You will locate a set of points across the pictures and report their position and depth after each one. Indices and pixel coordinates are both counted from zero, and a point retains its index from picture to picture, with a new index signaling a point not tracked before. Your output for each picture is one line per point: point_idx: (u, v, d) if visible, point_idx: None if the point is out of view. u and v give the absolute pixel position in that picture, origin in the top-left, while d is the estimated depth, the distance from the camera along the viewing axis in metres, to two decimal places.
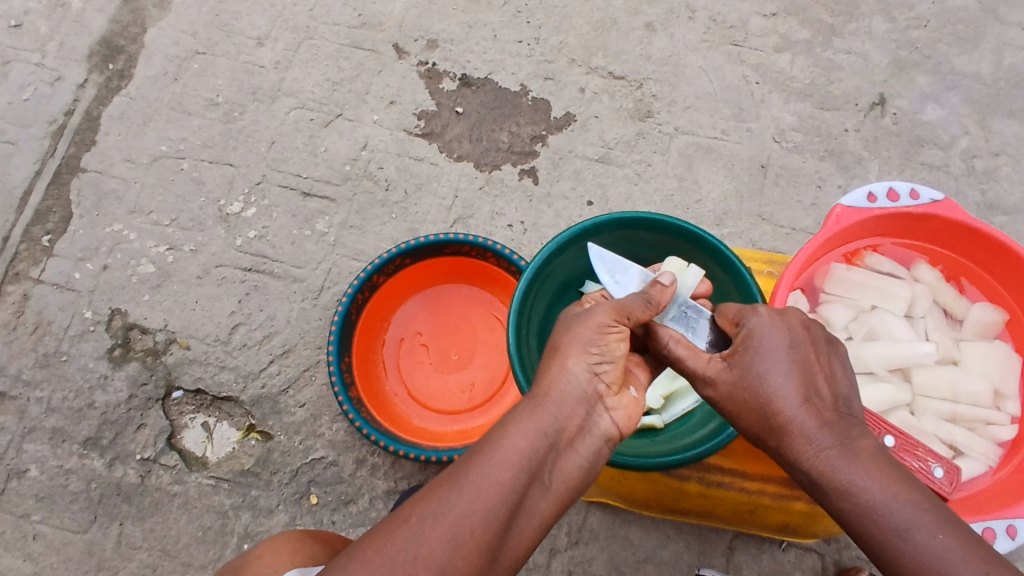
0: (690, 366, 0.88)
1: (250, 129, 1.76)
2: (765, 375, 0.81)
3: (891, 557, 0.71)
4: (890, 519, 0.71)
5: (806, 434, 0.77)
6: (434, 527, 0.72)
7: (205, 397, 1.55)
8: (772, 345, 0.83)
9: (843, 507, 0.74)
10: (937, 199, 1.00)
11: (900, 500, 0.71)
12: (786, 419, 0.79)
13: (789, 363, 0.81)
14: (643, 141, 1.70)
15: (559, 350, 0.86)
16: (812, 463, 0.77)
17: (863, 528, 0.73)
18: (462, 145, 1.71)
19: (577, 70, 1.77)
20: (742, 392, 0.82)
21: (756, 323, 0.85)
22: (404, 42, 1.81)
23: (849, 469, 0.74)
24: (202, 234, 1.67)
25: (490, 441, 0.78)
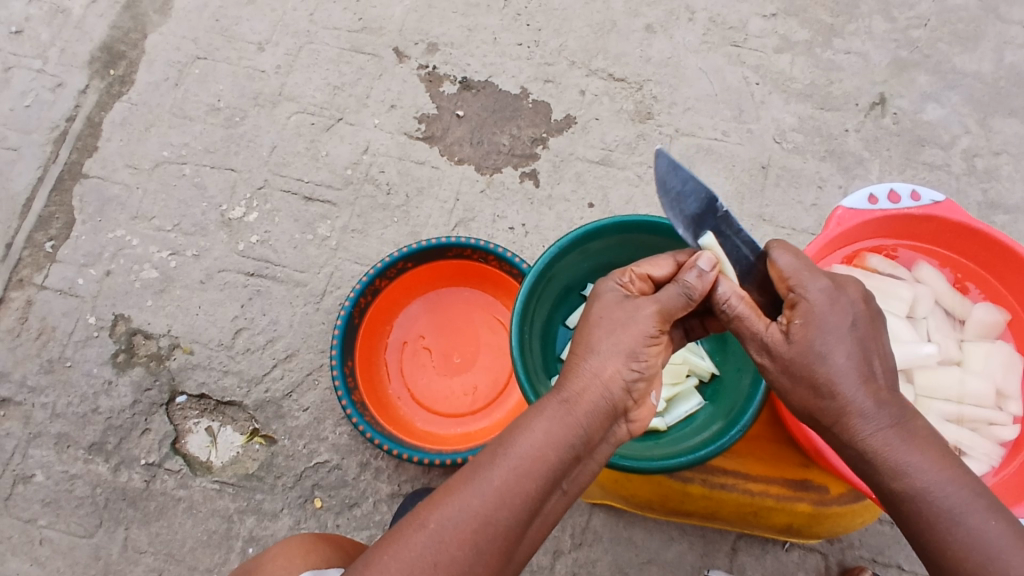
0: (747, 330, 0.84)
1: (251, 134, 1.77)
2: (827, 355, 0.79)
3: (940, 539, 0.73)
4: (945, 501, 0.73)
5: (864, 417, 0.77)
6: (456, 533, 0.74)
7: (209, 401, 1.55)
8: (835, 320, 0.80)
9: (896, 489, 0.75)
10: (939, 200, 1.01)
11: (955, 483, 0.74)
12: (844, 402, 0.78)
13: (851, 344, 0.79)
14: (644, 143, 1.71)
15: (598, 354, 0.83)
16: (869, 443, 0.77)
17: (913, 509, 0.75)
18: (463, 148, 1.71)
19: (577, 73, 1.78)
20: (802, 370, 0.80)
21: (816, 300, 0.81)
22: (404, 46, 1.82)
23: (901, 451, 0.76)
24: (204, 239, 1.68)
25: (514, 445, 0.79)
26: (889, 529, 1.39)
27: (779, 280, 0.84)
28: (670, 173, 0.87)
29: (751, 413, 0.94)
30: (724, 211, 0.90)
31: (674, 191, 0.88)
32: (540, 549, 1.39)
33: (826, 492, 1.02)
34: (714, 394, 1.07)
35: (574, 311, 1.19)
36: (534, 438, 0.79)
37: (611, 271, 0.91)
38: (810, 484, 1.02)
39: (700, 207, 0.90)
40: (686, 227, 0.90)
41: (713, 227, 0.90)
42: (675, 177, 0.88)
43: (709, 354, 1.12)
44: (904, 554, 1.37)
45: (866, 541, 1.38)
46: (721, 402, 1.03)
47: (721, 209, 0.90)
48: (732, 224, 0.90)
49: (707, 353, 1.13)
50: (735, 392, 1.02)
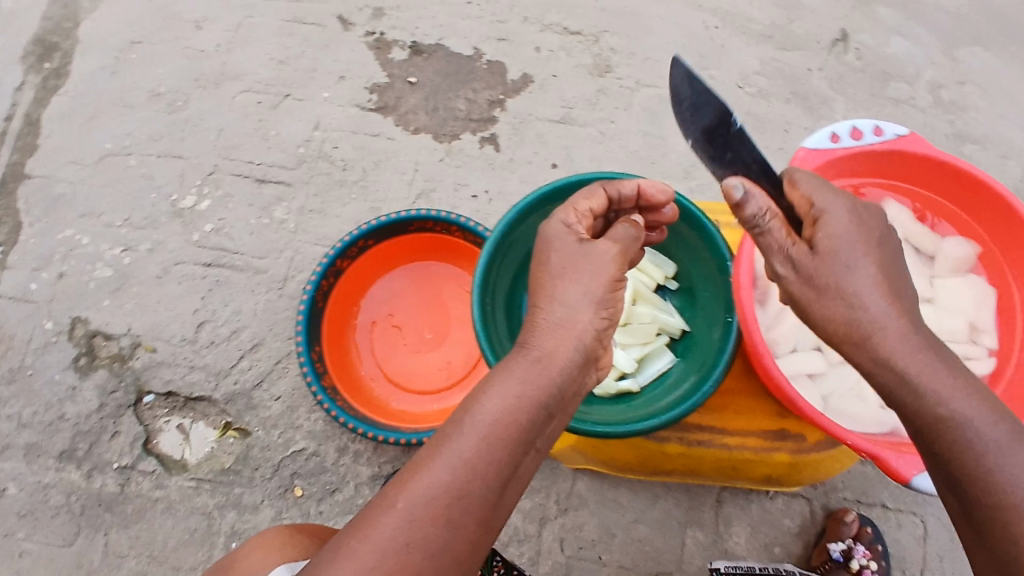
0: (771, 241, 0.80)
1: (196, 118, 1.68)
2: (854, 269, 0.75)
3: (982, 472, 0.67)
4: (986, 433, 0.68)
5: (902, 337, 0.73)
6: (428, 511, 0.71)
7: (178, 398, 1.51)
8: (860, 237, 0.77)
9: (940, 416, 0.70)
10: (902, 134, 0.97)
11: (994, 417, 0.69)
12: (875, 316, 0.74)
13: (877, 260, 0.77)
14: (605, 98, 1.65)
15: (566, 305, 0.82)
16: (910, 364, 0.72)
17: (956, 439, 0.69)
18: (418, 117, 1.65)
19: (531, 29, 1.70)
20: (827, 282, 0.76)
21: (842, 214, 0.79)
22: (349, 13, 1.73)
23: (937, 379, 0.71)
24: (158, 232, 1.61)
25: (481, 412, 0.76)
26: (872, 469, 1.41)
27: (800, 201, 0.81)
28: (682, 82, 0.89)
29: (723, 368, 0.92)
30: (738, 127, 0.86)
31: (686, 103, 0.90)
32: (526, 518, 1.39)
33: (804, 440, 1.00)
34: (686, 350, 1.04)
35: None
36: (497, 401, 0.77)
37: (556, 211, 0.91)
38: (787, 434, 1.01)
39: (714, 120, 0.88)
40: (696, 139, 0.88)
41: (726, 143, 0.87)
42: (687, 86, 0.89)
43: (678, 310, 1.09)
44: (887, 492, 1.39)
45: (849, 483, 1.40)
46: (694, 358, 1.01)
47: (735, 124, 0.87)
48: (746, 142, 0.86)
49: (676, 309, 1.09)
50: (706, 346, 1.00)
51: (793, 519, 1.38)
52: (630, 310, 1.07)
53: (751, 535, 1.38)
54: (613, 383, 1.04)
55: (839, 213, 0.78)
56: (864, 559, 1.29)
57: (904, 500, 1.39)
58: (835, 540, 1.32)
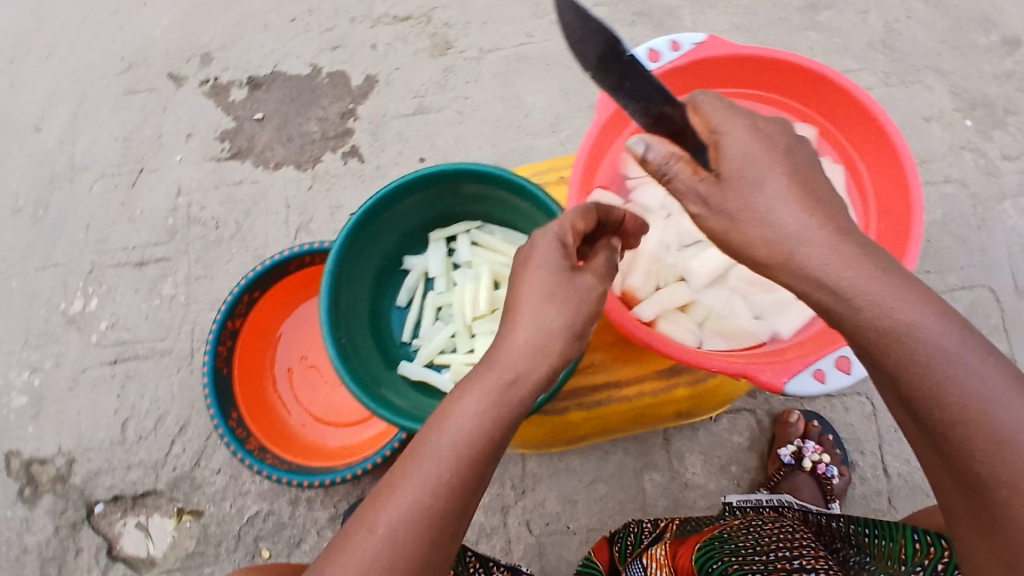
0: (680, 185, 0.74)
1: (61, 221, 1.64)
2: (763, 184, 0.71)
3: (933, 384, 0.59)
4: (935, 340, 0.60)
5: (831, 246, 0.67)
6: (407, 532, 0.62)
7: (126, 500, 1.50)
8: (765, 151, 0.73)
9: (879, 326, 0.63)
10: (700, 41, 0.92)
11: (945, 321, 0.61)
12: (798, 227, 0.68)
13: (786, 170, 0.72)
14: (452, 76, 1.60)
15: (543, 329, 0.72)
16: (840, 276, 0.65)
17: (898, 350, 0.61)
18: (275, 152, 1.60)
19: (361, 28, 1.64)
20: (737, 206, 0.72)
21: (740, 131, 0.74)
22: (178, 68, 1.67)
23: (877, 287, 0.63)
24: (58, 344, 1.58)
25: (452, 425, 0.66)
26: None
27: (702, 127, 0.76)
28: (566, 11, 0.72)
29: None
30: (630, 56, 0.71)
31: (576, 33, 0.73)
32: (488, 512, 1.39)
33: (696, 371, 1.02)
34: None
35: (401, 288, 1.12)
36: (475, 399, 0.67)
37: (552, 225, 0.77)
38: (679, 369, 1.02)
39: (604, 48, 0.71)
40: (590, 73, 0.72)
41: (622, 72, 0.72)
42: (572, 15, 0.72)
43: None
44: None
45: None
46: None
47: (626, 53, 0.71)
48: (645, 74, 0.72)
49: None
50: None
51: (743, 435, 1.39)
52: (494, 295, 1.06)
53: (706, 462, 1.38)
54: None
55: (737, 130, 0.73)
56: (815, 454, 1.31)
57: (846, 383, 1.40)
58: (784, 445, 1.34)
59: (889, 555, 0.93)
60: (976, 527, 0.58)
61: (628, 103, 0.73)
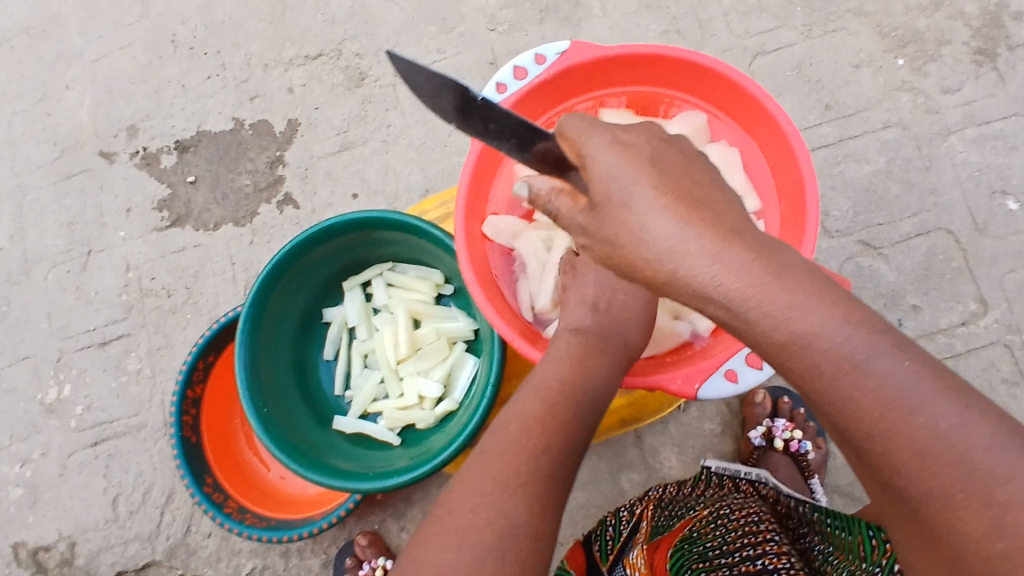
0: (568, 220, 0.71)
1: (23, 314, 1.67)
2: (631, 203, 0.63)
3: (845, 396, 0.55)
4: (842, 348, 0.55)
5: (717, 256, 0.58)
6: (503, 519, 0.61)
7: (129, 573, 1.54)
8: (629, 164, 0.65)
9: (780, 340, 0.57)
10: (564, 50, 0.92)
11: (850, 322, 0.55)
12: (674, 241, 0.60)
13: (654, 179, 0.63)
14: (371, 106, 1.59)
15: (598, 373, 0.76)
16: (729, 291, 0.58)
17: (806, 363, 0.56)
18: (212, 212, 1.61)
19: (276, 74, 1.64)
20: (615, 232, 0.64)
21: (604, 149, 0.66)
22: (108, 144, 1.69)
23: (771, 296, 0.57)
24: (42, 434, 1.62)
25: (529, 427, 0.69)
26: None
27: (572, 152, 0.69)
28: (406, 69, 0.69)
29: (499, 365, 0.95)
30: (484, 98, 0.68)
31: (425, 91, 0.70)
32: None
33: None
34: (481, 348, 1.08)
35: (325, 342, 1.14)
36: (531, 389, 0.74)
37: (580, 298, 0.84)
38: None
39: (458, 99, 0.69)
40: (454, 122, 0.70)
41: (483, 116, 0.70)
42: (415, 73, 0.69)
43: (461, 313, 1.11)
44: None
45: None
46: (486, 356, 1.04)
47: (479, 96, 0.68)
48: (502, 112, 0.70)
49: (459, 313, 1.11)
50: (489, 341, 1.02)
51: (713, 421, 1.37)
52: (416, 336, 1.10)
53: (680, 455, 1.36)
54: (433, 410, 1.07)
55: (599, 150, 0.65)
56: (785, 432, 1.32)
57: None
58: (754, 427, 1.33)
59: (848, 548, 0.85)
60: (912, 525, 0.57)
61: (501, 145, 0.72)
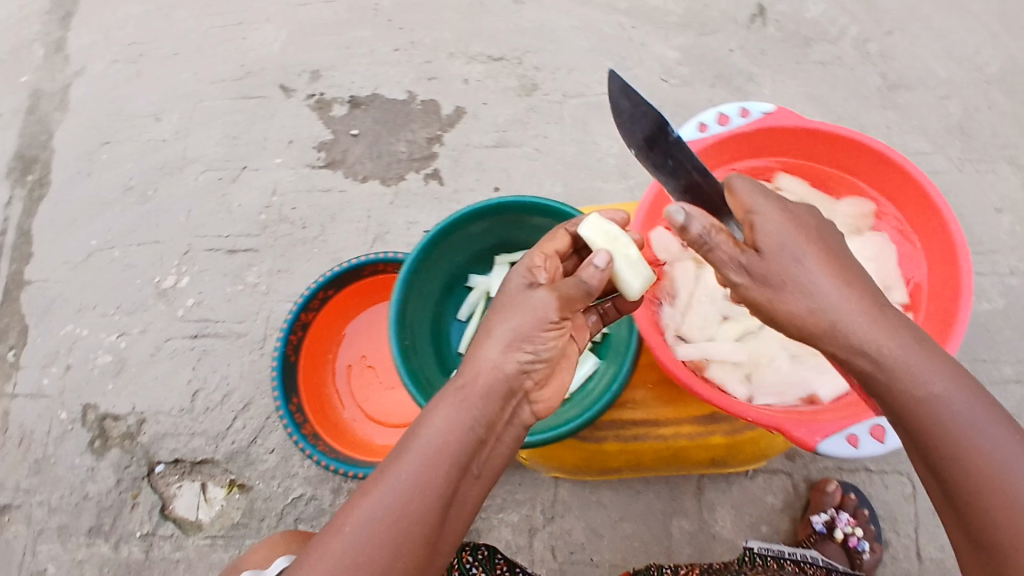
0: (721, 255, 0.77)
1: (165, 204, 1.81)
2: (802, 260, 0.75)
3: (960, 450, 0.66)
4: (964, 410, 0.66)
5: (871, 321, 0.71)
6: (371, 532, 0.75)
7: (185, 464, 1.63)
8: (796, 229, 0.77)
9: (916, 395, 0.68)
10: (768, 112, 1.01)
11: (972, 391, 0.67)
12: (835, 301, 0.72)
13: (819, 247, 0.77)
14: (535, 115, 1.71)
15: (496, 339, 0.87)
16: (882, 347, 0.70)
17: (928, 419, 0.67)
18: (364, 166, 1.74)
19: (457, 63, 1.78)
20: (782, 279, 0.75)
21: (770, 209, 0.79)
22: (289, 80, 1.84)
23: (914, 357, 0.69)
24: (147, 314, 1.74)
25: (421, 434, 0.81)
26: None
27: (738, 207, 0.80)
28: (620, 95, 0.89)
29: (628, 366, 0.98)
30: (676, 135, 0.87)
31: (626, 113, 0.91)
32: (515, 531, 1.46)
33: (736, 421, 1.05)
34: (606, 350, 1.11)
35: (462, 303, 1.23)
36: (445, 422, 0.81)
37: (523, 258, 0.96)
38: (718, 417, 1.05)
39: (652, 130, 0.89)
40: (638, 148, 0.91)
41: (667, 150, 0.88)
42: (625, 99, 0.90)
43: None
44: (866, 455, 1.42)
45: None
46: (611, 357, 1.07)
47: (673, 132, 0.87)
48: (685, 150, 0.87)
49: None
50: (620, 344, 1.06)
51: (776, 495, 1.42)
52: None
53: (735, 517, 1.41)
54: None
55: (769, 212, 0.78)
56: (848, 526, 1.33)
57: (884, 461, 1.42)
58: (818, 512, 1.37)
59: None
60: None
61: (668, 179, 0.89)
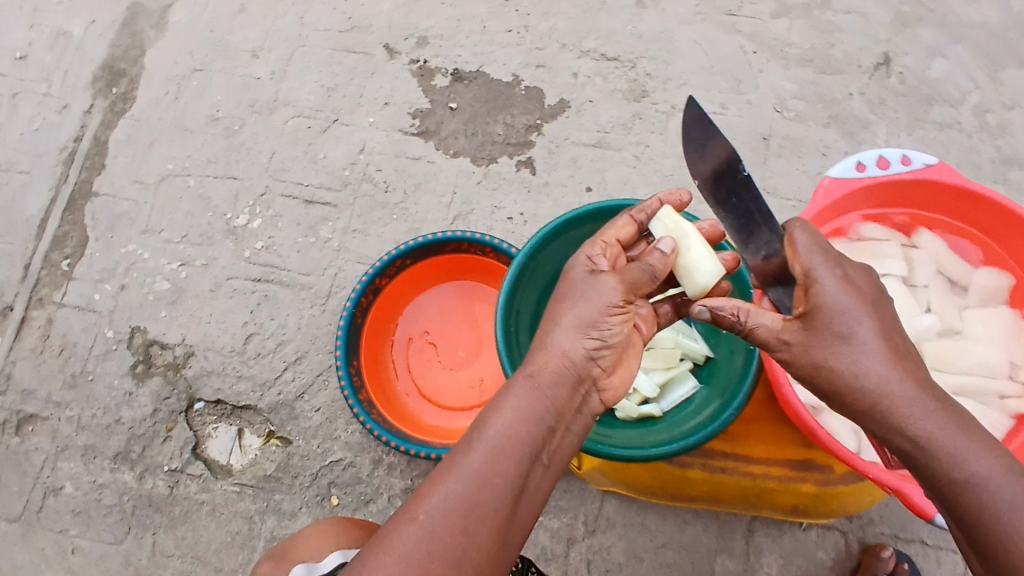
0: (765, 333, 0.81)
1: (250, 142, 1.78)
2: (852, 335, 0.75)
3: (999, 534, 0.67)
4: (1002, 493, 0.67)
5: (912, 401, 0.72)
6: (444, 521, 0.73)
7: (225, 406, 1.59)
8: (852, 301, 0.77)
9: (953, 479, 0.69)
10: (931, 163, 0.96)
11: (1013, 474, 0.68)
12: (882, 381, 0.73)
13: (874, 320, 0.76)
14: (640, 122, 1.68)
15: (564, 328, 0.85)
16: (920, 428, 0.71)
17: (968, 502, 0.68)
18: (458, 141, 1.71)
19: (569, 55, 1.75)
20: (826, 357, 0.76)
21: (829, 275, 0.79)
22: (395, 42, 1.81)
23: (955, 437, 0.70)
24: (212, 248, 1.71)
25: (490, 423, 0.79)
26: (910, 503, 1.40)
27: (798, 268, 0.81)
28: (694, 126, 0.96)
29: (744, 395, 0.93)
30: (745, 174, 0.91)
31: (698, 143, 0.97)
32: (553, 537, 1.41)
33: (830, 472, 1.01)
34: (708, 376, 1.06)
35: None
36: (515, 410, 0.79)
37: (584, 243, 0.92)
38: (813, 465, 1.01)
39: (723, 166, 0.94)
40: (705, 182, 0.97)
41: (731, 188, 0.93)
42: (699, 131, 0.96)
43: (701, 336, 1.11)
44: (926, 528, 1.38)
45: (886, 516, 1.39)
46: (716, 384, 1.03)
47: (743, 171, 0.92)
48: (749, 188, 0.91)
49: (699, 335, 1.11)
50: (729, 370, 1.01)
51: (827, 552, 1.38)
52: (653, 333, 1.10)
53: (781, 565, 1.38)
54: (636, 406, 1.06)
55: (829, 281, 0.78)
56: None
57: (943, 536, 1.38)
58: None
59: None
60: None
61: (729, 217, 0.94)
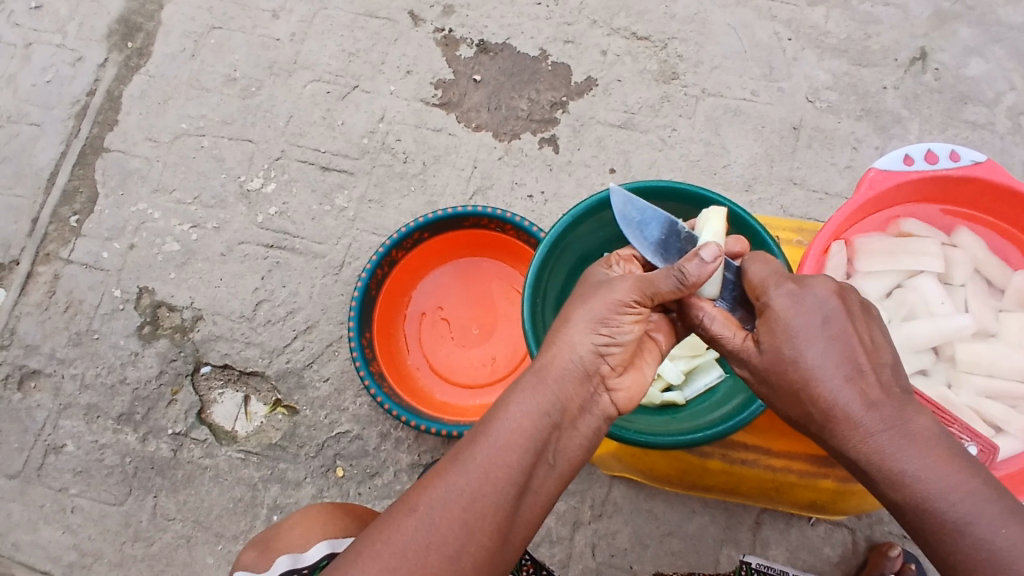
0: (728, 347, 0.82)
1: (266, 105, 1.74)
2: (800, 359, 0.74)
3: (945, 553, 0.65)
4: (948, 512, 0.65)
5: (854, 420, 0.71)
6: (444, 515, 0.71)
7: (232, 371, 1.57)
8: (803, 323, 0.75)
9: (895, 499, 0.68)
10: (980, 161, 0.93)
11: (960, 488, 0.65)
12: (829, 402, 0.72)
13: (825, 339, 0.74)
14: (668, 105, 1.64)
15: (576, 326, 0.81)
16: (861, 451, 0.71)
17: (914, 520, 0.67)
18: (480, 115, 1.67)
19: (599, 32, 1.70)
20: (777, 381, 0.76)
21: (778, 297, 0.77)
22: (420, 9, 1.76)
23: (902, 455, 0.68)
24: (224, 211, 1.67)
25: (496, 418, 0.76)
26: None
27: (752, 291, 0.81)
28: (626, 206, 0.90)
29: None
30: (687, 233, 0.91)
31: (635, 222, 0.90)
32: (559, 520, 1.40)
33: None
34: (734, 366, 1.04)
35: None
36: (521, 405, 0.76)
37: (595, 261, 0.91)
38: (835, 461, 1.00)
39: (663, 234, 0.91)
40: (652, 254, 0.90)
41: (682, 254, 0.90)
42: (634, 212, 0.90)
43: None
44: None
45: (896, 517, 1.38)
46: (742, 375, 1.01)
47: (684, 231, 0.91)
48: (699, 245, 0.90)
49: None
50: None
51: (834, 548, 1.37)
52: None
53: (787, 560, 1.37)
54: (659, 393, 1.04)
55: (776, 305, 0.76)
56: None
57: None
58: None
59: None
60: None
61: None
